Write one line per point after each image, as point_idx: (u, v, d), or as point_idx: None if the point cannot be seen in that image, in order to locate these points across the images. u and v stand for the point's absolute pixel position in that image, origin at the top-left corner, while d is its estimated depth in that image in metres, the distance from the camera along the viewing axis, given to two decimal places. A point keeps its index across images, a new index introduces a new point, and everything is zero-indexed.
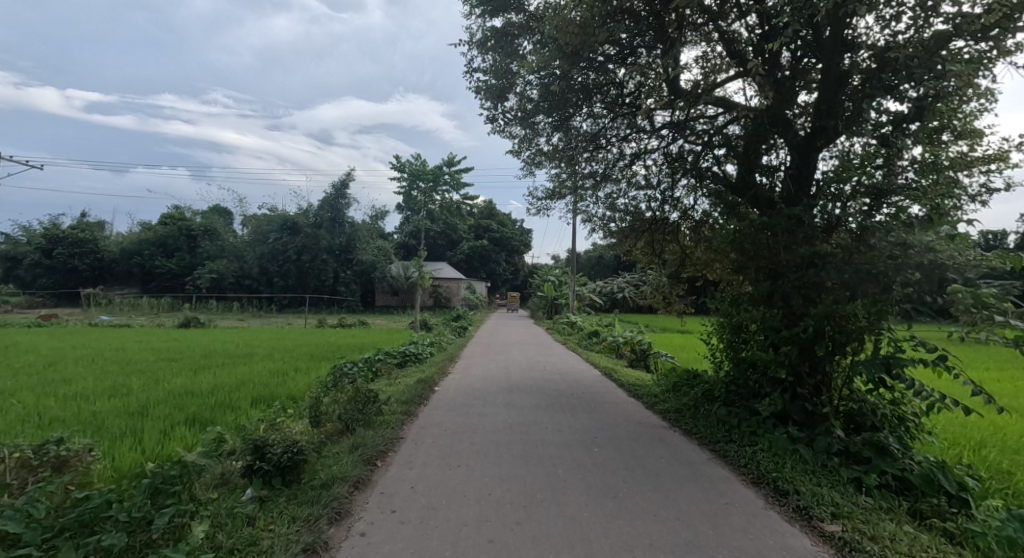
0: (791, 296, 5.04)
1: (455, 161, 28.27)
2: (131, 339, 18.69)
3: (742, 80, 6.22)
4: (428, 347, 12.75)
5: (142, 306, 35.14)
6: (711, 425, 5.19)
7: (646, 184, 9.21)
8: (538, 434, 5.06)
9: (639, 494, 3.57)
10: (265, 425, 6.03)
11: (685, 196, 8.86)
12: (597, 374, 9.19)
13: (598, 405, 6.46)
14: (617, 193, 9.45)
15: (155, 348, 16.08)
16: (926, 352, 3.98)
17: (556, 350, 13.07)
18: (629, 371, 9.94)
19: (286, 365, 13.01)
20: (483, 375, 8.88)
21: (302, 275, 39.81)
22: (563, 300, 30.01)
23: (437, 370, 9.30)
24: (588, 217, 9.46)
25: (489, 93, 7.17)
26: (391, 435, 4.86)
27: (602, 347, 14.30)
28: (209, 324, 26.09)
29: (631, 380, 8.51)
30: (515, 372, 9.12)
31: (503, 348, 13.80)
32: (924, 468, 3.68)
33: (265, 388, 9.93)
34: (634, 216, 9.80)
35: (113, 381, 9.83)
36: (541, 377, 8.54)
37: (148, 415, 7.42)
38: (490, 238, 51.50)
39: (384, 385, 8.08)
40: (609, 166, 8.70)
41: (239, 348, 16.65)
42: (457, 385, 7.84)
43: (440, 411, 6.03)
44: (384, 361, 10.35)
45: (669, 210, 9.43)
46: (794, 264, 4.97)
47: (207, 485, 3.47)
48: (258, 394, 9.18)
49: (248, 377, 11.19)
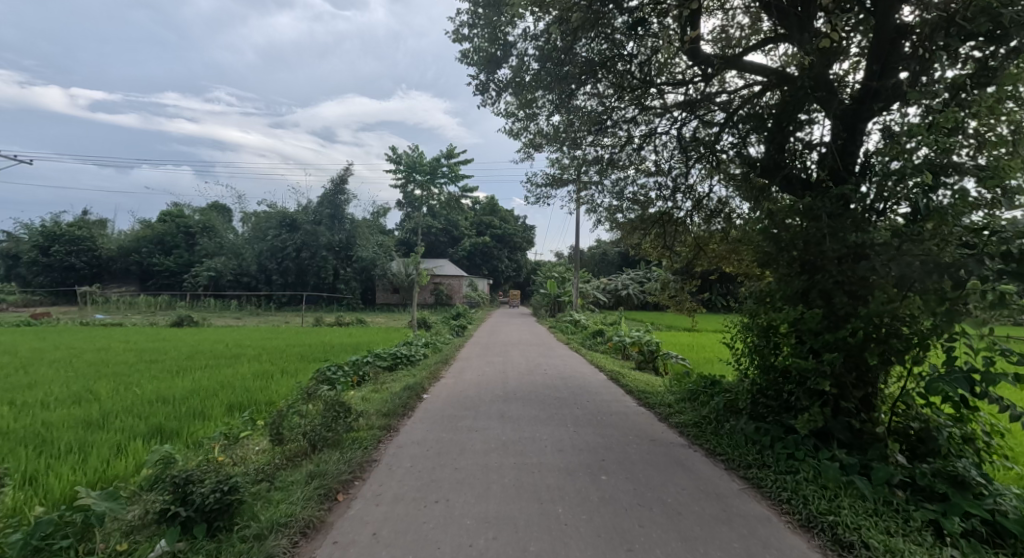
0: (834, 294, 4.25)
1: (454, 154, 27.40)
2: (121, 339, 18.07)
3: (771, 45, 5.40)
4: (422, 348, 12.04)
5: (139, 304, 34.66)
6: (737, 445, 4.42)
7: (656, 171, 8.56)
8: (536, 456, 4.32)
9: (660, 544, 2.81)
10: (226, 443, 5.31)
11: (700, 181, 8.08)
12: (602, 378, 8.44)
13: (604, 417, 5.72)
14: (624, 181, 8.74)
15: (140, 348, 15.41)
16: (1016, 362, 3.18)
17: (559, 351, 12.32)
18: (637, 375, 9.18)
19: (274, 366, 12.34)
20: (478, 380, 8.13)
21: (301, 272, 39.18)
22: (565, 297, 29.19)
23: (428, 374, 8.58)
24: (591, 206, 8.70)
25: (480, 69, 6.45)
26: (361, 459, 4.13)
27: (607, 348, 13.52)
28: (204, 322, 25.49)
29: (639, 385, 7.76)
30: (513, 376, 8.38)
31: (503, 348, 13.04)
32: (1020, 511, 2.89)
33: (245, 392, 9.24)
34: (641, 205, 9.02)
35: (82, 386, 9.16)
36: (541, 382, 7.80)
37: (108, 426, 6.74)
38: (492, 235, 50.71)
39: (368, 393, 7.36)
40: (615, 152, 8.19)
41: (230, 347, 15.99)
42: (448, 393, 7.11)
43: (424, 426, 5.29)
44: (373, 364, 9.64)
45: (680, 198, 8.67)
46: (838, 255, 4.19)
47: (112, 535, 2.74)
48: (234, 400, 8.49)
49: (231, 380, 10.53)
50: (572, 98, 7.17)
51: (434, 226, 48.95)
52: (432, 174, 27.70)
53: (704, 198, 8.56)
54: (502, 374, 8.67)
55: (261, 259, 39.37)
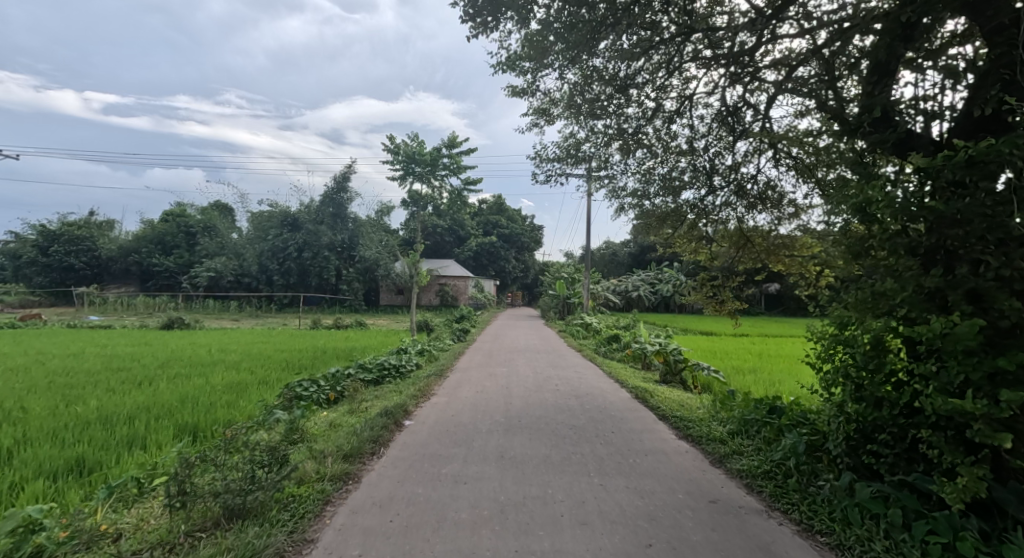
0: (995, 296, 2.83)
1: (456, 143, 25.98)
2: (99, 343, 16.80)
3: None
4: (415, 356, 10.65)
5: (137, 306, 33.67)
6: (846, 519, 2.99)
7: (689, 147, 7.23)
8: (546, 537, 2.92)
9: None
10: (134, 499, 3.96)
11: (747, 156, 6.80)
12: (625, 397, 6.99)
13: (637, 459, 4.32)
14: (650, 159, 7.31)
15: (113, 354, 14.11)
16: None
17: (571, 360, 10.95)
18: (664, 390, 7.77)
19: (250, 376, 11.05)
20: (475, 399, 6.77)
21: (303, 273, 38.07)
22: (575, 298, 27.73)
23: (416, 391, 7.19)
24: (613, 189, 7.27)
25: (475, 6, 5.09)
26: (281, 546, 2.77)
27: (625, 355, 12.14)
28: (196, 325, 24.34)
29: (672, 407, 6.31)
30: (520, 394, 7.02)
31: (508, 356, 11.67)
32: None
33: (206, 409, 7.93)
34: (674, 192, 7.41)
35: (17, 402, 7.87)
36: (553, 402, 6.43)
37: (15, 460, 5.42)
38: (498, 234, 49.30)
39: (338, 417, 6.02)
40: (640, 123, 6.89)
41: (212, 353, 14.70)
42: (438, 418, 5.74)
43: (394, 477, 3.91)
44: (354, 377, 8.32)
45: (718, 182, 7.26)
46: (1003, 239, 2.79)
47: None
48: (189, 420, 7.18)
49: (196, 393, 9.22)
50: (589, 54, 5.84)
51: (439, 225, 47.67)
52: (433, 165, 26.28)
53: (746, 178, 7.16)
54: (506, 390, 7.31)
55: (262, 258, 38.27)
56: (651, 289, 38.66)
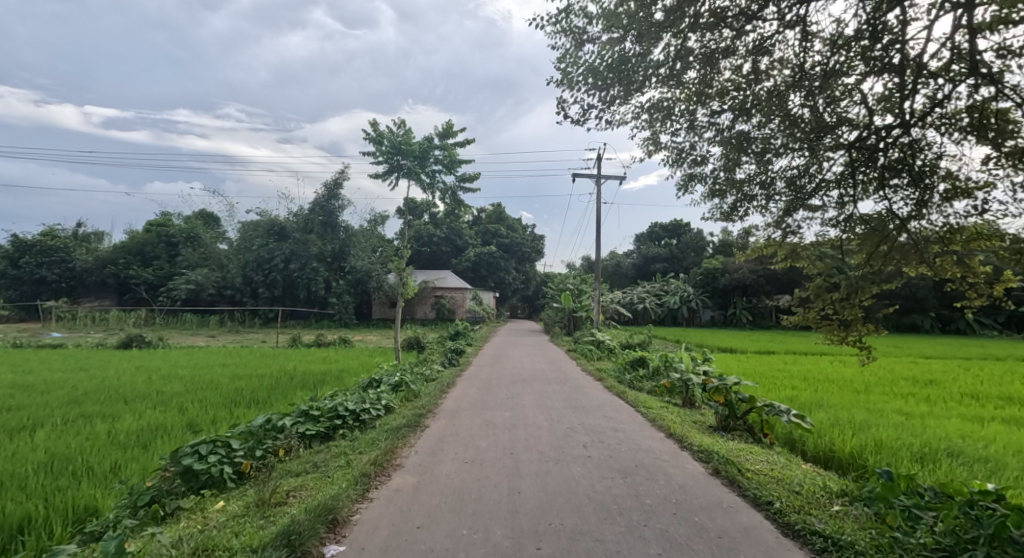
0: None
1: (450, 135, 23.28)
2: (22, 368, 13.97)
3: None
4: (388, 393, 8.09)
5: (108, 320, 31.00)
6: None
7: (785, 93, 4.62)
8: None
9: None
10: None
11: (885, 102, 4.36)
12: (698, 473, 4.46)
13: None
14: (727, 109, 4.75)
15: (25, 385, 11.41)
16: None
17: (595, 396, 8.42)
18: (747, 455, 5.23)
19: (174, 417, 8.41)
20: (461, 482, 4.20)
21: (290, 285, 35.53)
22: (582, 312, 25.14)
23: (371, 462, 4.62)
24: (672, 150, 4.77)
25: None
26: None
27: (659, 389, 9.58)
28: (159, 343, 21.60)
29: (791, 500, 3.78)
30: (531, 469, 4.47)
31: (512, 390, 9.14)
32: None
33: (64, 484, 5.29)
34: (763, 158, 4.78)
35: None
36: (586, 494, 3.88)
37: None
38: (499, 244, 46.76)
39: (221, 532, 3.46)
40: (715, 47, 4.42)
41: (151, 382, 12.02)
42: (386, 542, 3.16)
43: None
44: (289, 433, 5.72)
45: (830, 142, 4.51)
46: None
47: None
48: (16, 510, 4.54)
49: (76, 449, 6.56)
50: None
51: (435, 234, 45.30)
52: (423, 159, 23.33)
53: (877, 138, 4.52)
54: (512, 460, 4.75)
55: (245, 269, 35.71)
56: (659, 302, 36.31)
